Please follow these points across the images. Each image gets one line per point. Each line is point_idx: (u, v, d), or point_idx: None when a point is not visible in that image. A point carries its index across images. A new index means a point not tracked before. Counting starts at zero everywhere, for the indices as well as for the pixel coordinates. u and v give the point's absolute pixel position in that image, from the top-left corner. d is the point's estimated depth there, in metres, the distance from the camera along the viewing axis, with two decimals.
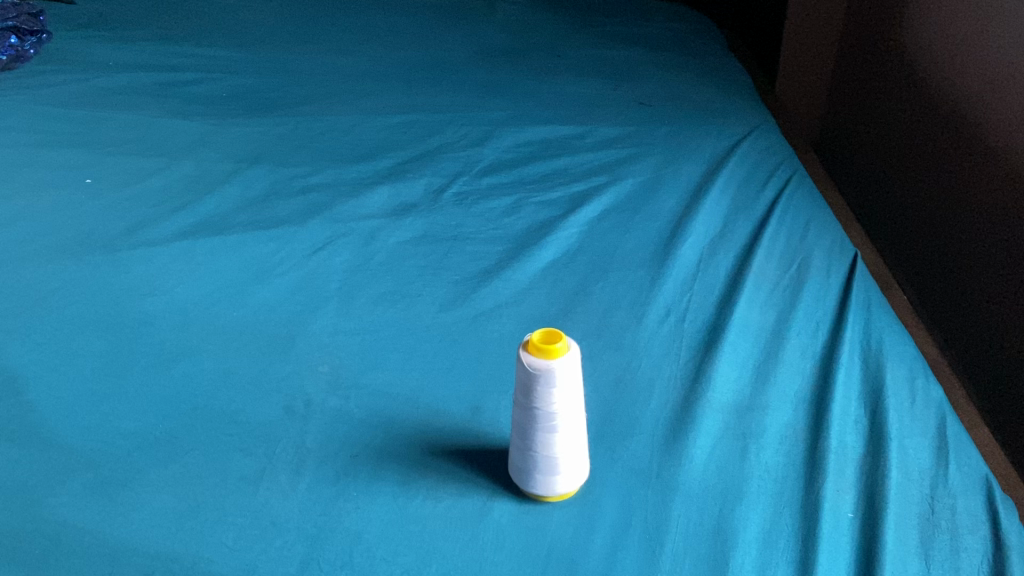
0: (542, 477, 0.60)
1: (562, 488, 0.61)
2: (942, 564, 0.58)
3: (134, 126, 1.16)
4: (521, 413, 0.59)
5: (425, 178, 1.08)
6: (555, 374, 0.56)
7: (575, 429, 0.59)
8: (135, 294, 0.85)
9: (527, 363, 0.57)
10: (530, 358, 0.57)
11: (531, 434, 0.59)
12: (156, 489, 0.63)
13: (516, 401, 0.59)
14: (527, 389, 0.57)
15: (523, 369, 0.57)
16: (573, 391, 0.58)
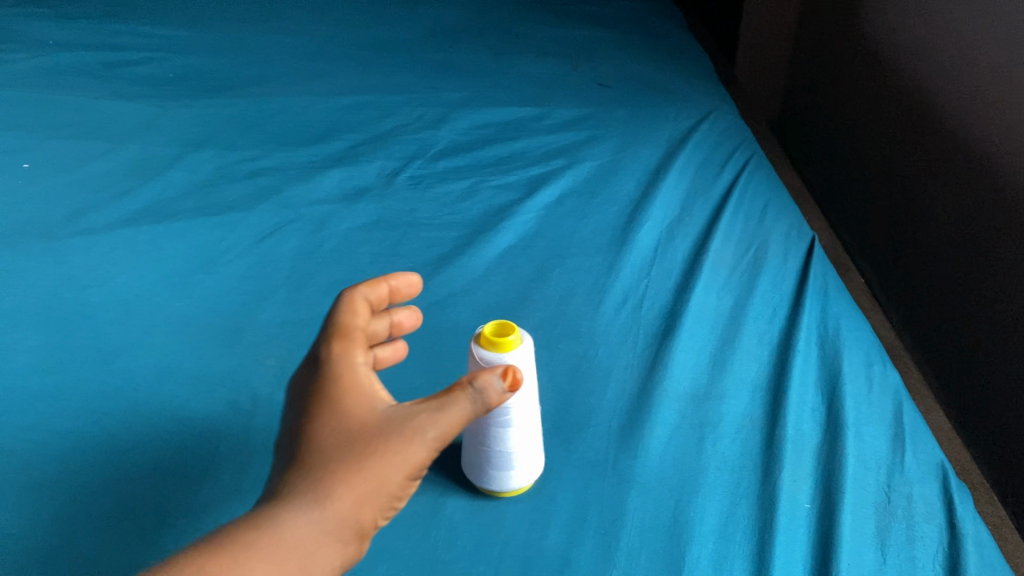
0: (498, 473, 0.59)
1: (518, 483, 0.60)
2: (899, 554, 0.58)
3: (74, 107, 1.12)
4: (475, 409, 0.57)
5: (380, 161, 1.05)
6: (510, 368, 0.55)
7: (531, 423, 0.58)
8: (74, 285, 0.82)
9: (479, 357, 0.55)
10: (481, 352, 0.55)
11: (484, 430, 0.57)
12: (93, 491, 0.61)
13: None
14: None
15: (475, 364, 0.56)
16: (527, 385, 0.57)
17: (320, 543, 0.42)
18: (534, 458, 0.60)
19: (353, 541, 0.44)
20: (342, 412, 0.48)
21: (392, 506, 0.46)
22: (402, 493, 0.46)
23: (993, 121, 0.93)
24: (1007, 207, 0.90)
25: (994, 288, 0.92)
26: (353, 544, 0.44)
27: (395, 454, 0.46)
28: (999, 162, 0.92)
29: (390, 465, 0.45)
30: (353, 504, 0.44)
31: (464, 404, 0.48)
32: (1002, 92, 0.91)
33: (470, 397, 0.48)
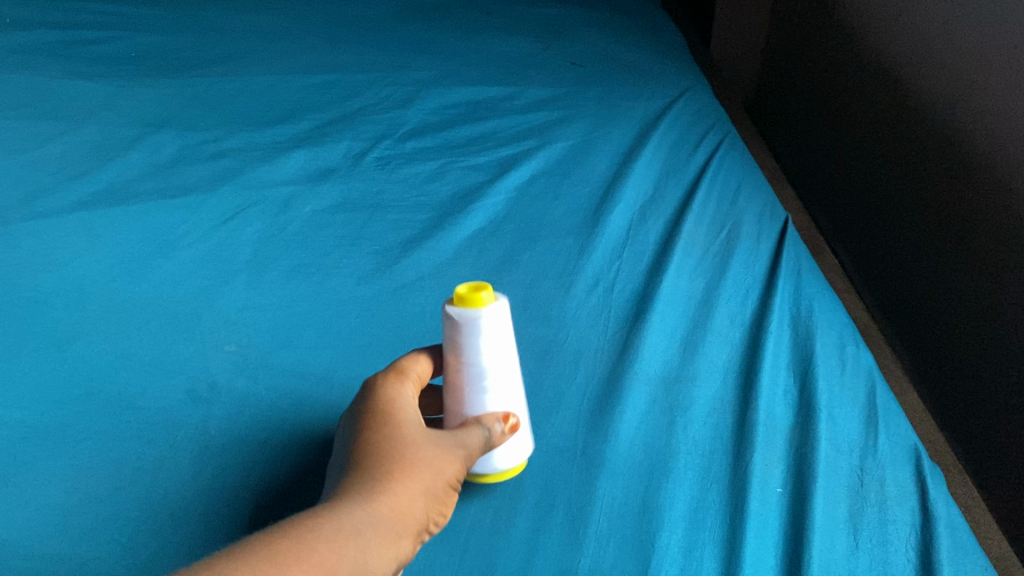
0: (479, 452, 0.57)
1: (503, 464, 0.57)
2: (871, 539, 0.57)
3: (29, 85, 1.08)
4: (450, 373, 0.57)
5: (346, 141, 1.03)
6: (482, 322, 0.55)
7: (510, 390, 0.58)
8: (26, 269, 0.79)
9: (452, 316, 0.56)
10: (454, 309, 0.56)
11: (462, 395, 0.57)
12: (43, 483, 0.59)
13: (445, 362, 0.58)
14: (455, 345, 0.56)
15: (449, 323, 0.56)
16: (504, 347, 0.57)
17: (378, 538, 0.44)
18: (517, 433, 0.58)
19: (405, 538, 0.46)
20: (384, 426, 0.51)
21: (434, 512, 0.49)
22: (439, 500, 0.50)
23: (970, 100, 0.92)
24: (985, 187, 0.89)
25: (970, 269, 0.91)
26: (404, 546, 0.46)
27: (431, 462, 0.50)
28: (976, 141, 0.91)
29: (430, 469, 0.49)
30: (402, 501, 0.47)
31: (477, 432, 0.54)
32: (981, 69, 0.89)
33: (487, 426, 0.55)
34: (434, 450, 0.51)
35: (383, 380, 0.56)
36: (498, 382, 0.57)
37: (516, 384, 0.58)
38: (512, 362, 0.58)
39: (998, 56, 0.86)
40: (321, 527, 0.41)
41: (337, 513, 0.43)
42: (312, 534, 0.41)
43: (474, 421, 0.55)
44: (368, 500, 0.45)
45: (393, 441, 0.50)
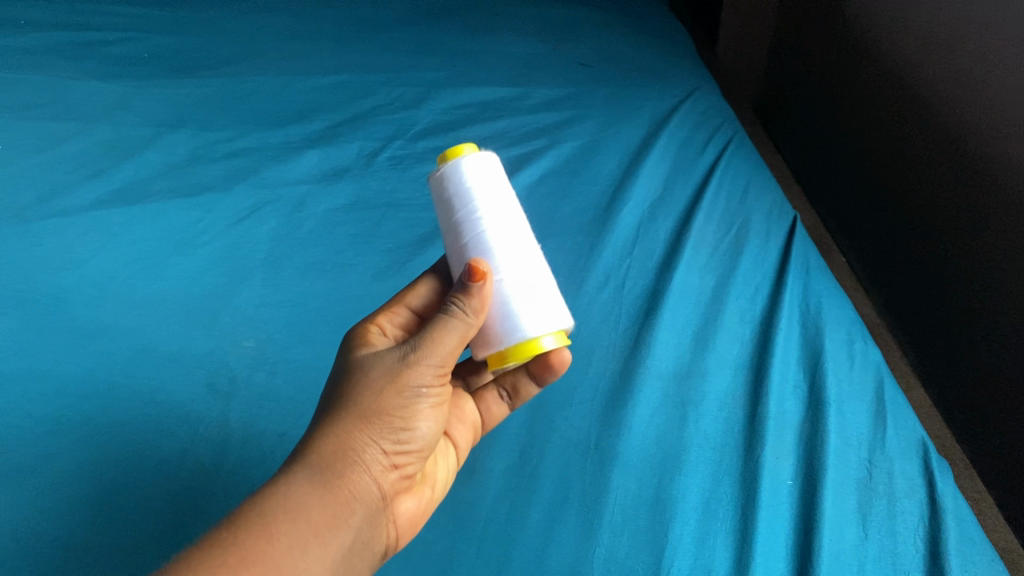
0: (500, 310, 0.54)
1: (531, 322, 0.53)
2: (879, 530, 0.59)
3: (44, 85, 1.09)
4: (455, 238, 0.58)
5: (358, 141, 1.04)
6: (462, 166, 0.59)
7: (516, 241, 0.57)
8: (47, 267, 0.80)
9: (440, 177, 0.60)
10: (442, 171, 0.60)
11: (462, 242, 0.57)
12: (70, 475, 0.61)
13: (450, 234, 0.59)
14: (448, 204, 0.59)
15: (439, 187, 0.60)
16: (499, 197, 0.58)
17: (310, 492, 0.45)
18: (538, 289, 0.55)
19: (343, 476, 0.46)
20: (337, 376, 0.52)
21: (389, 433, 0.49)
22: (393, 418, 0.49)
23: (973, 101, 0.92)
24: (989, 188, 0.90)
25: (974, 269, 0.93)
26: (345, 482, 0.46)
27: (370, 388, 0.49)
28: (981, 142, 0.91)
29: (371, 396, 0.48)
30: (334, 443, 0.47)
31: (441, 319, 0.52)
32: (983, 71, 0.90)
33: (447, 309, 0.52)
34: (376, 372, 0.50)
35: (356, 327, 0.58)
36: (500, 227, 0.56)
37: (525, 240, 0.58)
38: (514, 216, 0.58)
39: (999, 59, 0.87)
40: (247, 507, 0.44)
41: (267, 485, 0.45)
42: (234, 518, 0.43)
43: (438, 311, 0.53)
44: (296, 459, 0.46)
45: (344, 396, 0.49)
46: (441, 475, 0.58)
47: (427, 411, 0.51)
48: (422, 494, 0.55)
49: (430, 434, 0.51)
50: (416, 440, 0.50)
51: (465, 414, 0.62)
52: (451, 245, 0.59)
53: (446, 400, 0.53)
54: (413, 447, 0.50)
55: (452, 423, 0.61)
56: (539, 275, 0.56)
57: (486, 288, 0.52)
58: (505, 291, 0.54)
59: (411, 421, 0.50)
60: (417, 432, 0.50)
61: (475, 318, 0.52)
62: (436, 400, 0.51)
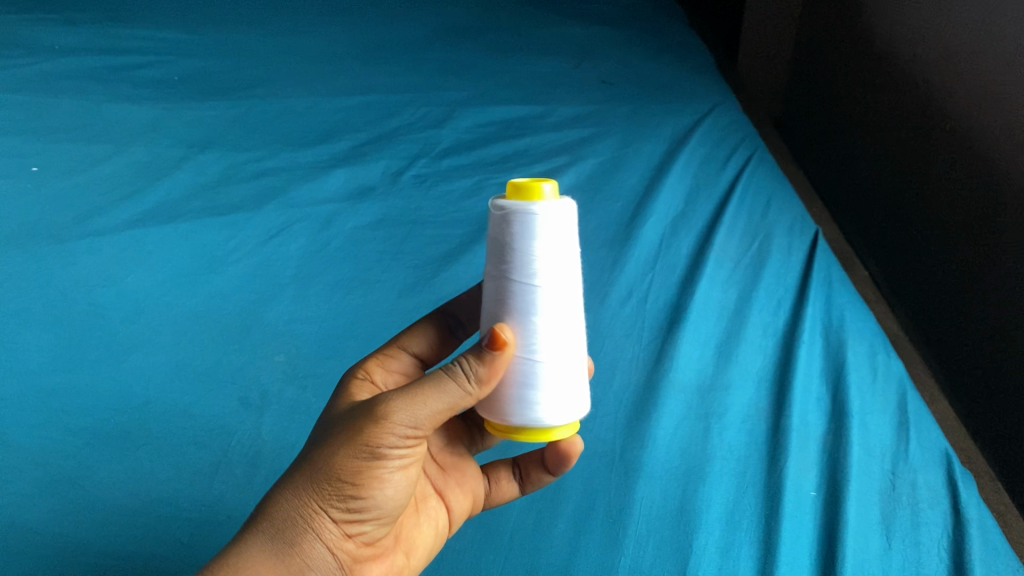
0: (522, 392, 0.51)
1: (556, 418, 0.51)
2: (903, 540, 0.60)
3: (78, 109, 1.12)
4: (499, 287, 0.52)
5: (384, 160, 1.06)
6: (539, 215, 0.50)
7: (563, 314, 0.52)
8: (84, 285, 0.82)
9: (508, 212, 0.51)
10: (509, 203, 0.51)
11: (503, 303, 0.52)
12: (109, 485, 0.63)
13: (493, 273, 0.53)
14: (507, 247, 0.51)
15: (502, 220, 0.51)
16: (563, 257, 0.51)
17: (258, 563, 0.46)
18: (567, 381, 0.52)
19: (293, 546, 0.47)
20: (321, 429, 0.52)
21: (343, 502, 0.48)
22: (345, 485, 0.48)
23: (993, 113, 0.93)
24: (1008, 201, 0.90)
25: (996, 281, 0.93)
26: (292, 551, 0.47)
27: (328, 449, 0.48)
28: (1002, 152, 0.92)
29: (326, 462, 0.47)
30: (284, 511, 0.47)
31: (436, 378, 0.48)
32: (999, 85, 0.91)
33: (450, 369, 0.49)
34: (338, 433, 0.49)
35: (348, 374, 0.61)
36: (555, 294, 0.51)
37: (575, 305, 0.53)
38: (571, 278, 0.52)
39: (1014, 71, 0.88)
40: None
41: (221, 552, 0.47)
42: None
43: (439, 368, 0.50)
44: (252, 523, 0.48)
45: (307, 454, 0.49)
46: (426, 541, 0.56)
47: (391, 476, 0.49)
48: (395, 559, 0.54)
49: (391, 500, 0.50)
50: (376, 506, 0.49)
51: (466, 480, 0.60)
52: (492, 286, 0.53)
53: (415, 463, 0.50)
54: (372, 514, 0.50)
55: (448, 487, 0.59)
56: (573, 353, 0.53)
57: (501, 360, 0.49)
58: (536, 374, 0.51)
59: (367, 489, 0.48)
60: (376, 499, 0.49)
61: (478, 388, 0.49)
62: (400, 465, 0.49)
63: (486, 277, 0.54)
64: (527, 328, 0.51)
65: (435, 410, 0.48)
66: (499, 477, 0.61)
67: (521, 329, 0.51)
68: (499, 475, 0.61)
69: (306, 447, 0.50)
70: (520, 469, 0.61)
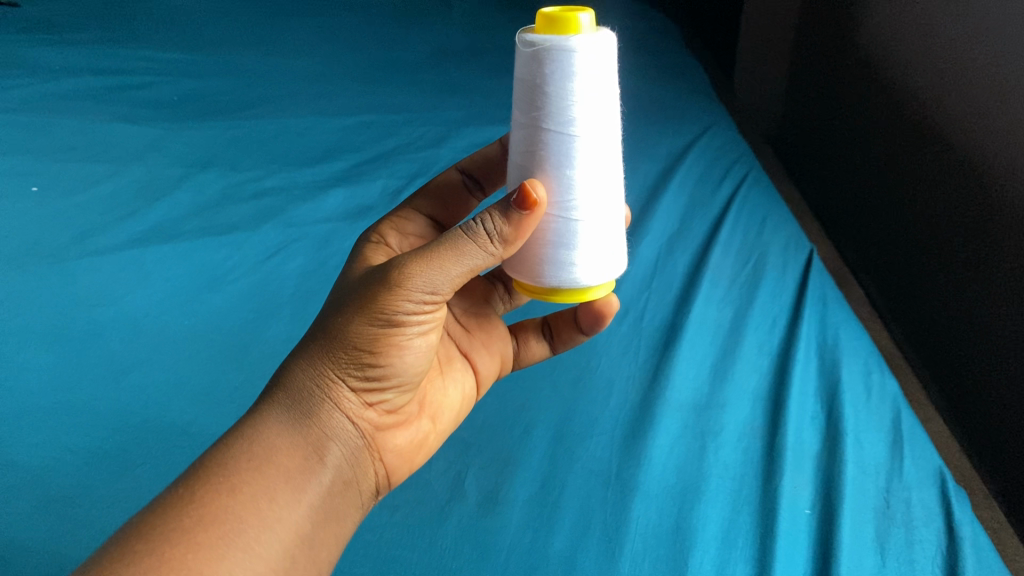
0: (559, 247, 0.52)
1: (593, 275, 0.53)
2: (898, 557, 0.60)
3: (79, 129, 1.12)
4: (540, 137, 0.50)
5: (382, 180, 1.07)
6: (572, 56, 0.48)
7: (595, 162, 0.51)
8: (84, 304, 0.83)
9: (553, 51, 0.48)
10: (540, 40, 0.49)
11: (535, 153, 0.51)
12: (107, 503, 0.63)
13: (525, 119, 0.51)
14: (549, 91, 0.49)
15: (547, 59, 0.48)
16: (597, 99, 0.50)
17: (279, 434, 0.49)
18: (600, 233, 0.53)
19: (314, 415, 0.50)
20: (333, 295, 0.54)
21: (361, 369, 0.50)
22: (363, 353, 0.50)
23: (986, 131, 0.94)
24: (1004, 217, 0.91)
25: (991, 297, 0.93)
26: (314, 419, 0.49)
27: (345, 318, 0.50)
28: (995, 170, 0.92)
29: (342, 332, 0.49)
30: (305, 383, 0.50)
31: (454, 242, 0.48)
32: (994, 103, 0.92)
33: (471, 232, 0.49)
34: (352, 301, 0.50)
35: (362, 240, 0.62)
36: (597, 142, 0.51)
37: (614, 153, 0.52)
38: (605, 122, 0.51)
39: (1008, 90, 0.88)
40: (219, 450, 0.47)
41: (242, 421, 0.49)
42: (209, 460, 0.47)
43: (459, 227, 0.50)
44: (274, 394, 0.50)
45: (323, 324, 0.51)
46: (448, 405, 0.62)
47: (409, 343, 0.51)
48: (415, 427, 0.58)
49: (409, 367, 0.52)
50: (395, 373, 0.52)
51: (493, 340, 0.68)
52: (522, 133, 0.52)
53: (433, 328, 0.53)
54: (391, 381, 0.52)
55: (476, 351, 0.66)
56: (602, 223, 0.53)
57: (531, 220, 0.49)
58: (568, 230, 0.51)
59: (386, 357, 0.51)
60: (395, 367, 0.52)
61: (501, 247, 0.50)
62: (417, 332, 0.51)
63: (517, 120, 0.51)
64: (565, 181, 0.51)
65: (454, 275, 0.49)
66: (528, 340, 0.71)
67: (555, 184, 0.51)
68: (529, 338, 0.71)
69: (320, 318, 0.52)
70: (550, 330, 0.72)
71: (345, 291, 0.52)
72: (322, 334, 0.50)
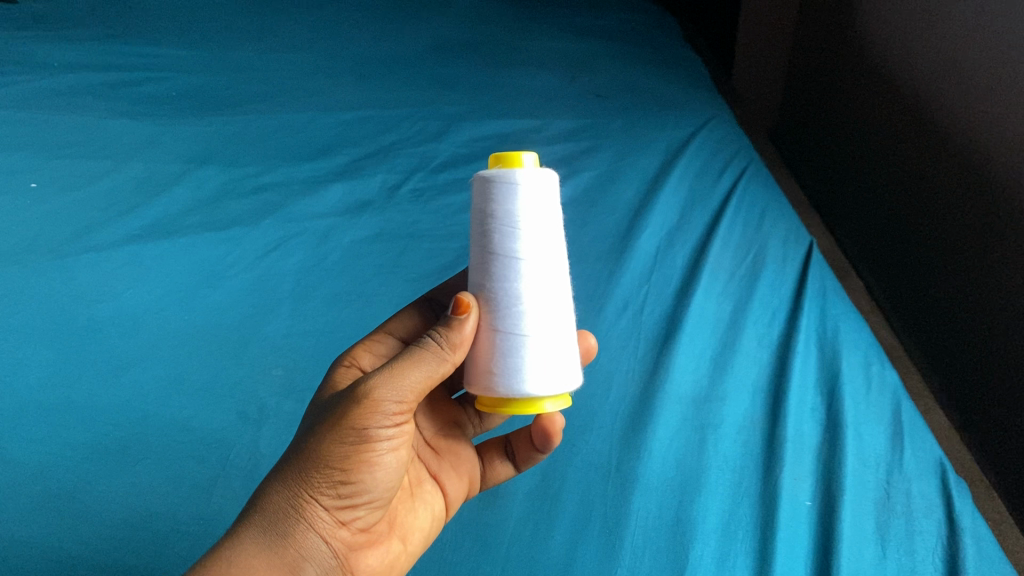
0: (501, 357, 0.52)
1: (542, 386, 0.52)
2: (898, 549, 0.60)
3: (78, 125, 1.12)
4: (482, 256, 0.55)
5: (381, 174, 1.07)
6: (505, 178, 0.53)
7: (539, 277, 0.53)
8: (83, 300, 0.83)
9: (488, 179, 0.54)
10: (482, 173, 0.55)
11: (480, 273, 0.55)
12: (108, 498, 0.63)
13: (477, 246, 0.56)
14: (487, 212, 0.54)
15: (483, 186, 0.54)
16: (539, 218, 0.53)
17: (253, 558, 0.46)
18: (545, 346, 0.53)
19: (287, 536, 0.48)
20: (302, 421, 0.53)
21: (333, 488, 0.49)
22: (336, 471, 0.49)
23: (985, 122, 0.93)
24: (1004, 212, 0.90)
25: (991, 288, 0.93)
26: (287, 542, 0.47)
27: (316, 437, 0.49)
28: (995, 161, 0.92)
29: (313, 450, 0.48)
30: (279, 503, 0.48)
31: (409, 358, 0.51)
32: (994, 96, 0.91)
33: (425, 342, 0.52)
34: (323, 421, 0.49)
35: (333, 365, 0.61)
36: (539, 266, 0.53)
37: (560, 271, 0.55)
38: (549, 240, 0.54)
39: (1005, 80, 0.88)
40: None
41: (213, 549, 0.47)
42: None
43: (415, 344, 0.52)
44: (245, 519, 0.48)
45: (294, 445, 0.50)
46: (420, 525, 0.58)
47: (379, 460, 0.50)
48: (389, 546, 0.55)
49: (380, 483, 0.51)
50: (366, 490, 0.50)
51: (459, 464, 0.64)
52: (474, 258, 0.56)
53: (403, 443, 0.52)
54: (363, 498, 0.51)
55: (442, 471, 0.62)
56: (545, 337, 0.53)
57: (465, 325, 0.53)
58: (511, 341, 0.52)
59: (357, 473, 0.49)
60: (366, 483, 0.50)
61: (451, 353, 0.52)
62: (388, 447, 0.50)
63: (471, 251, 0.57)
64: (500, 291, 0.53)
65: (414, 384, 0.50)
66: (491, 459, 0.66)
67: (494, 297, 0.54)
68: (492, 458, 0.66)
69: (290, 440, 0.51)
70: (512, 450, 0.66)
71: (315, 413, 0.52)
72: (293, 454, 0.49)
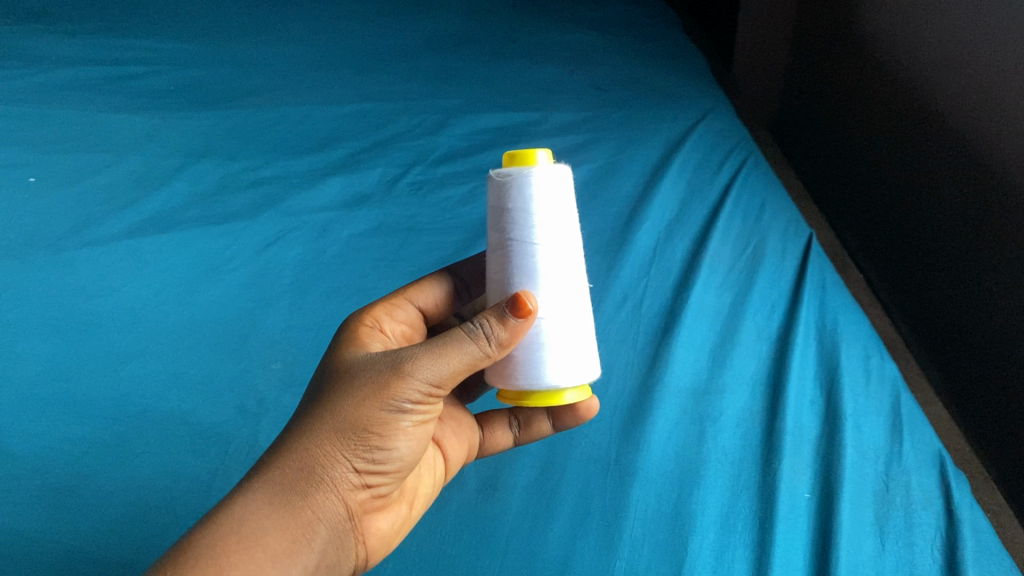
0: (536, 353, 0.53)
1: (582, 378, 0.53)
2: (897, 541, 0.60)
3: (76, 119, 1.12)
4: (503, 253, 0.54)
5: (380, 168, 1.07)
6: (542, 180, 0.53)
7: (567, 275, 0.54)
8: (82, 294, 0.83)
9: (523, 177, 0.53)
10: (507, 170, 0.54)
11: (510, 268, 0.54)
12: (107, 492, 0.63)
13: (498, 241, 0.55)
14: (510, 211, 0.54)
15: (504, 185, 0.54)
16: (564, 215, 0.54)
17: (269, 516, 0.45)
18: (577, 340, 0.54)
19: (311, 495, 0.46)
20: (327, 376, 0.52)
21: (364, 454, 0.48)
22: (370, 437, 0.48)
23: (985, 114, 0.93)
24: (1004, 205, 0.90)
25: (991, 280, 0.93)
26: (310, 501, 0.46)
27: (351, 399, 0.48)
28: (996, 154, 0.92)
29: (350, 414, 0.47)
30: (306, 460, 0.47)
31: (456, 339, 0.50)
32: (994, 88, 0.90)
33: (472, 331, 0.50)
34: (360, 386, 0.49)
35: (354, 321, 0.60)
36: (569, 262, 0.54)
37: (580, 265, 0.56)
38: (572, 237, 0.55)
39: (1005, 73, 0.88)
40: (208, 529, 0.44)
41: (228, 503, 0.45)
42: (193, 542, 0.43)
43: (459, 326, 0.51)
44: (264, 472, 0.47)
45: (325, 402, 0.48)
46: (422, 491, 0.58)
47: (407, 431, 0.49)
48: (398, 512, 0.55)
49: (407, 454, 0.50)
50: (393, 459, 0.50)
51: (461, 429, 0.63)
52: (495, 253, 0.55)
53: (431, 418, 0.52)
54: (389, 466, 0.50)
55: (445, 435, 0.62)
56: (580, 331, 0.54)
57: (522, 325, 0.51)
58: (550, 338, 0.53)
59: (387, 442, 0.49)
60: (395, 452, 0.49)
61: (496, 351, 0.51)
62: (418, 421, 0.50)
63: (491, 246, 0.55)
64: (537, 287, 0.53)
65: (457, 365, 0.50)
66: (494, 428, 0.65)
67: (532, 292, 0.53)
68: (494, 426, 0.65)
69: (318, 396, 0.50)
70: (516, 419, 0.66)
71: (346, 373, 0.50)
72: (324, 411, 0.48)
